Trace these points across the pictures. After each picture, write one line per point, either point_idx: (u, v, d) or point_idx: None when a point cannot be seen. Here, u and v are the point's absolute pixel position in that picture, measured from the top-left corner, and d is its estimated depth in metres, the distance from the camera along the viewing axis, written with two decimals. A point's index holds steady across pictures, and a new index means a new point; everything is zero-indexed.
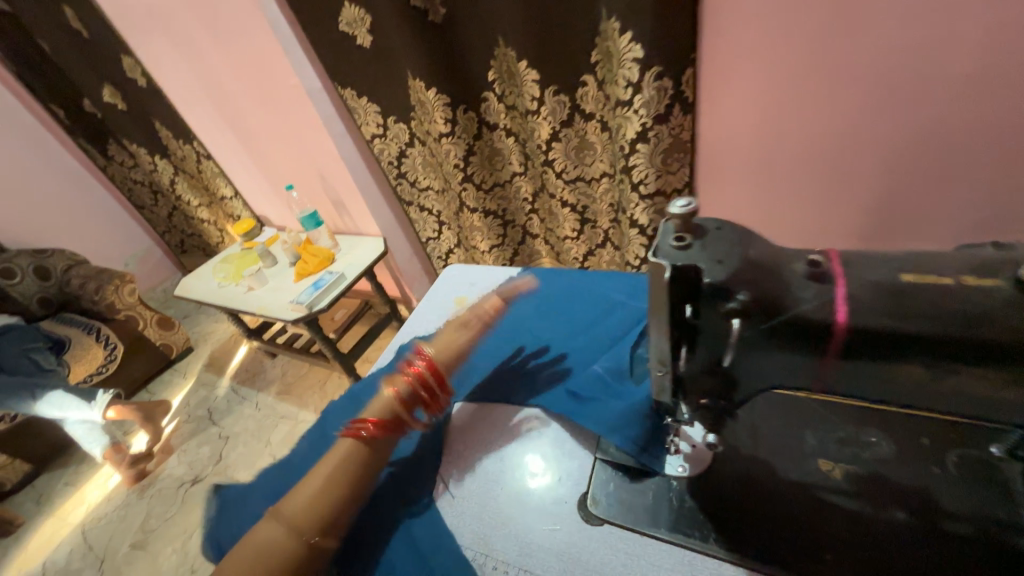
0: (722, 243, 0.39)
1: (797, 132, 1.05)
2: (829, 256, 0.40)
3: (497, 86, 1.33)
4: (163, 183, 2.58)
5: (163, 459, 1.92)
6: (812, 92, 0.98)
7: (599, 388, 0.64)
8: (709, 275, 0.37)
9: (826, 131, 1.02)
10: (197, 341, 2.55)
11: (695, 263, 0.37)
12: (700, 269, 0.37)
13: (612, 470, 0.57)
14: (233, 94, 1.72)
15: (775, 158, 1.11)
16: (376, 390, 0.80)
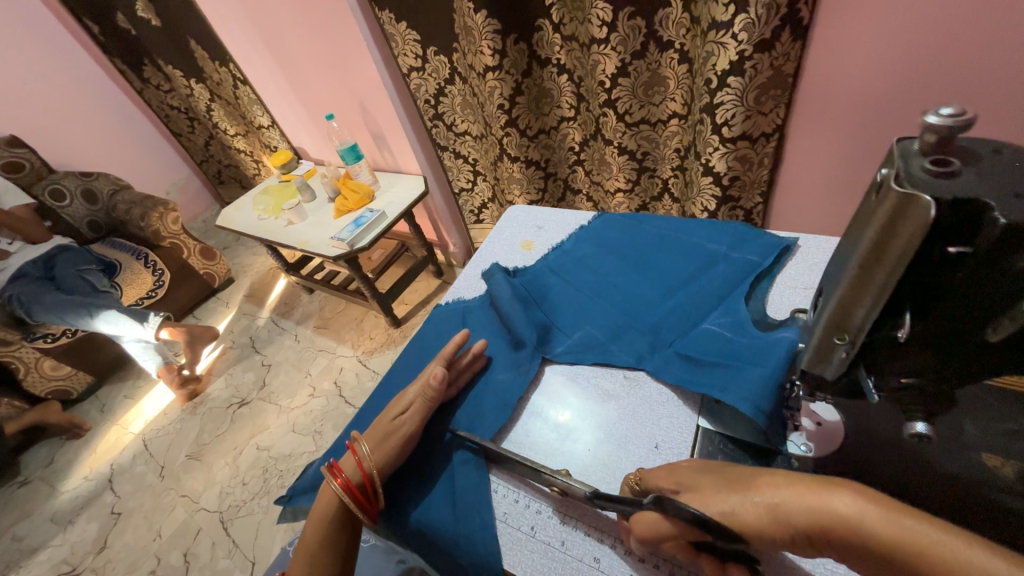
0: (1013, 170, 0.27)
1: (931, 75, 0.83)
2: None
3: (554, 12, 1.13)
4: (199, 109, 2.50)
5: (211, 381, 2.01)
6: (971, 18, 0.75)
7: (709, 353, 0.57)
8: (1004, 212, 0.26)
9: (979, 72, 0.79)
10: (237, 272, 2.59)
11: (971, 194, 0.26)
12: (979, 203, 0.26)
13: (719, 443, 0.52)
14: (270, 8, 1.58)
15: (897, 104, 0.89)
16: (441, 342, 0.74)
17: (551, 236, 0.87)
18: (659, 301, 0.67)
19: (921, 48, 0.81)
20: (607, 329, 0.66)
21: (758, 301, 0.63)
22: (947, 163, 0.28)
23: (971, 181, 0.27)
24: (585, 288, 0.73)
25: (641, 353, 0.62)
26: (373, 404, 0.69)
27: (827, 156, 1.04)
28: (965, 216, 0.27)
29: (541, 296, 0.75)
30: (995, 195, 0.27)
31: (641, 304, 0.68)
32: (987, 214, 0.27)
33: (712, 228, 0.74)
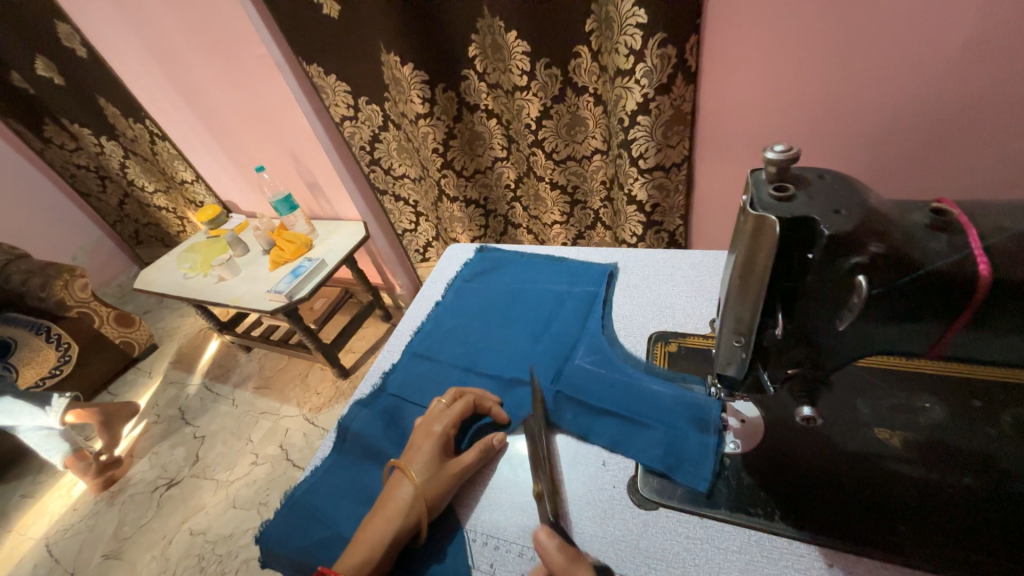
0: (835, 191, 0.33)
1: (798, 110, 0.97)
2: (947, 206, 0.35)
3: (477, 62, 1.21)
4: (111, 167, 2.35)
5: (133, 464, 1.79)
6: (823, 67, 0.90)
7: (602, 398, 0.59)
8: (828, 226, 0.32)
9: (834, 109, 0.94)
10: (161, 337, 2.38)
11: (806, 214, 0.33)
12: (813, 221, 0.32)
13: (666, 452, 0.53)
14: (190, 64, 1.55)
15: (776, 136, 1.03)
16: (349, 447, 0.63)
17: (409, 321, 0.82)
18: (534, 344, 0.68)
19: (788, 87, 0.95)
20: (495, 388, 0.64)
21: (610, 325, 0.69)
22: (785, 190, 0.34)
23: (804, 203, 0.33)
24: (464, 356, 0.70)
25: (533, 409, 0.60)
26: (308, 502, 0.58)
27: (728, 179, 1.18)
28: (804, 232, 0.33)
29: (420, 385, 0.68)
30: (822, 213, 0.33)
31: (517, 358, 0.67)
32: (817, 229, 0.33)
33: (547, 269, 0.81)
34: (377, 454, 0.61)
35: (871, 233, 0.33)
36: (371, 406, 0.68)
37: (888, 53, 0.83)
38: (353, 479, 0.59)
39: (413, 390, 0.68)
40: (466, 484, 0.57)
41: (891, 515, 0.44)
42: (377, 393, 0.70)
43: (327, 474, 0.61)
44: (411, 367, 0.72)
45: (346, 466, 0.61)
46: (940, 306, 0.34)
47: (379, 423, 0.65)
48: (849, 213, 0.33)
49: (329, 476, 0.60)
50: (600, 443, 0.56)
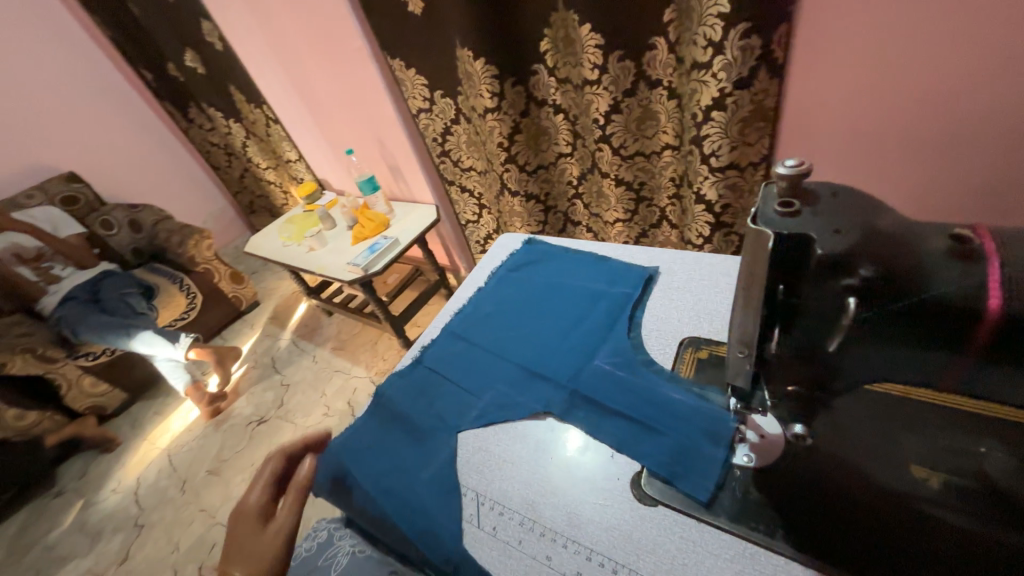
0: (841, 212, 0.34)
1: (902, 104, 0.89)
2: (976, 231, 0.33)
3: (549, 57, 1.22)
4: (235, 145, 2.73)
5: (234, 400, 2.12)
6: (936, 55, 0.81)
7: (615, 400, 0.60)
8: (821, 245, 0.33)
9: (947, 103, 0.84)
10: (263, 296, 2.76)
11: (802, 231, 0.34)
12: (807, 239, 0.33)
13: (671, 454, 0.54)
14: (300, 56, 1.75)
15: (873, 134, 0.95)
16: (383, 410, 0.71)
17: (452, 303, 0.89)
18: (560, 339, 0.71)
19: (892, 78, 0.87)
20: (518, 377, 0.68)
21: (638, 329, 0.69)
22: (792, 205, 0.35)
23: (806, 220, 0.34)
24: (496, 343, 0.75)
25: (550, 402, 0.63)
26: (345, 449, 0.67)
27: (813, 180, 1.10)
28: (798, 248, 0.34)
29: (452, 365, 0.75)
30: (820, 232, 0.33)
31: (542, 351, 0.70)
32: (812, 247, 0.34)
33: (586, 267, 0.83)
34: (406, 420, 0.69)
35: (864, 256, 0.32)
36: (408, 376, 0.75)
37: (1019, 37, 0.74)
38: (384, 438, 0.67)
39: (446, 368, 0.74)
40: (477, 455, 0.62)
41: (902, 552, 0.41)
42: (416, 365, 0.77)
43: (367, 428, 0.70)
44: (447, 346, 0.78)
45: (379, 426, 0.69)
46: (954, 336, 0.33)
47: (411, 393, 0.72)
48: (849, 233, 0.33)
49: (364, 432, 0.69)
50: (605, 443, 0.58)
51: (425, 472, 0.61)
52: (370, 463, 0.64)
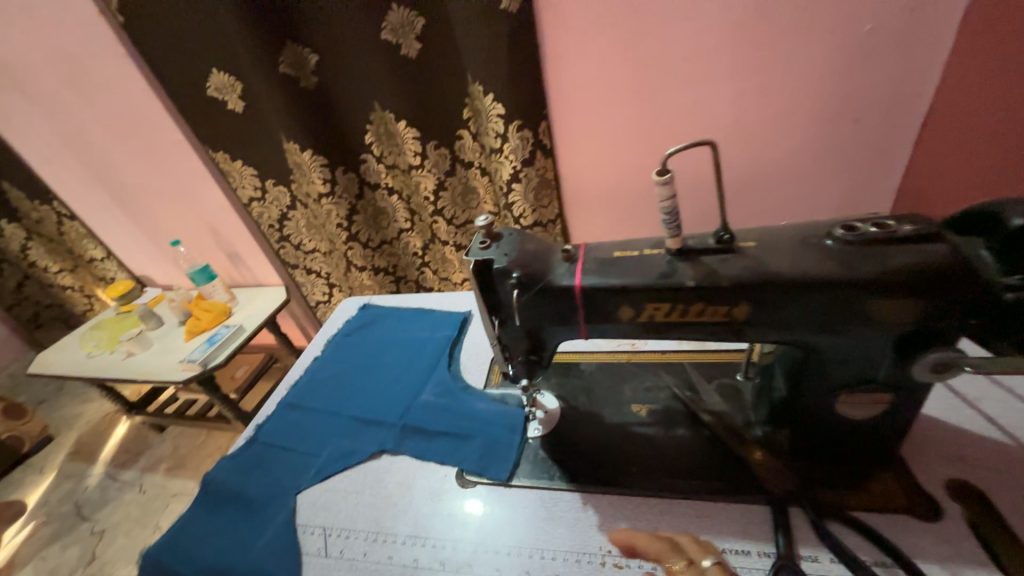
0: (508, 241, 0.54)
1: (630, 169, 1.29)
2: (577, 246, 0.56)
3: (374, 148, 1.43)
4: (10, 250, 2.27)
5: (14, 574, 1.62)
6: (638, 139, 1.23)
7: (437, 426, 0.72)
8: (497, 263, 0.53)
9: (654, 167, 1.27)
10: (59, 427, 2.21)
11: (488, 257, 0.53)
12: (490, 261, 0.53)
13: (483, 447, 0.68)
14: (103, 150, 1.65)
15: (623, 191, 1.34)
16: (214, 497, 0.70)
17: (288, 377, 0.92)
18: (391, 387, 0.82)
19: (619, 156, 1.27)
20: (356, 428, 0.76)
21: (456, 363, 0.84)
22: (485, 243, 0.54)
23: (492, 249, 0.54)
24: (334, 403, 0.82)
25: (383, 442, 0.72)
26: (172, 547, 0.65)
27: (598, 228, 1.44)
28: (489, 267, 0.53)
29: (290, 434, 0.78)
30: (497, 256, 0.53)
31: (376, 401, 0.80)
32: (491, 265, 0.53)
33: (412, 322, 0.97)
34: (241, 500, 0.69)
35: (515, 264, 0.52)
36: (241, 456, 0.76)
37: (674, 125, 1.19)
38: (218, 523, 0.67)
39: (285, 437, 0.78)
40: (319, 504, 0.67)
41: (624, 459, 0.61)
42: (249, 444, 0.78)
43: (206, 510, 0.69)
44: (284, 417, 0.81)
45: (211, 515, 0.68)
46: (573, 307, 0.53)
47: (245, 471, 0.73)
48: (507, 253, 0.53)
49: (193, 524, 0.67)
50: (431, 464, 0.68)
51: (271, 530, 0.64)
52: (205, 550, 0.64)
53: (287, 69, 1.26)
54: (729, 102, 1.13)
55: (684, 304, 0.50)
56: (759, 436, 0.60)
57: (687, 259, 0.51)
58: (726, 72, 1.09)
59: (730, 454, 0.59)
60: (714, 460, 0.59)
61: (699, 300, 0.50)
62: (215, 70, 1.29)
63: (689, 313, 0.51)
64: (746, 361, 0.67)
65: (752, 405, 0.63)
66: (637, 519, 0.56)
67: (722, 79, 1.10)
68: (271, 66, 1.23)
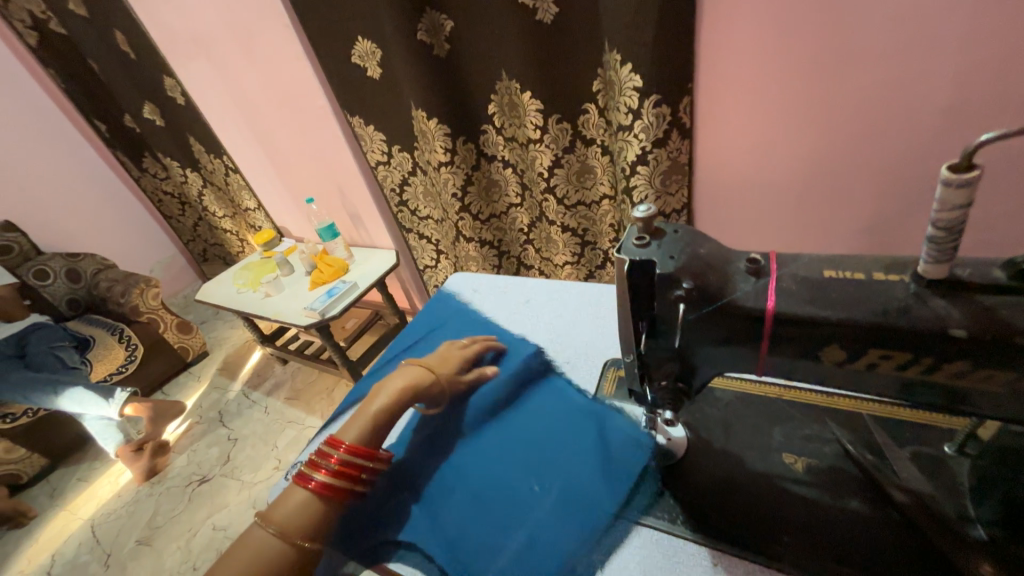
0: (674, 242, 0.45)
1: (792, 156, 1.06)
2: (767, 256, 0.45)
3: (495, 118, 1.38)
4: (191, 194, 2.72)
5: (173, 458, 1.99)
6: (809, 119, 1.00)
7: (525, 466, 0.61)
8: (661, 267, 0.44)
9: (825, 155, 1.03)
10: (212, 346, 2.65)
11: (649, 257, 0.45)
12: (653, 262, 0.45)
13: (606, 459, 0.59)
14: (263, 111, 1.85)
15: (778, 183, 1.11)
16: None
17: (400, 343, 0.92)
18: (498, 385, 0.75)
19: (780, 139, 1.05)
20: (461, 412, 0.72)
21: (567, 357, 0.77)
22: (644, 239, 0.46)
23: (653, 249, 0.45)
24: None
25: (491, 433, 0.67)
26: None
27: (733, 224, 1.23)
28: (649, 269, 0.45)
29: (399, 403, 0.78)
30: (661, 258, 0.45)
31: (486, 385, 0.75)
32: (654, 268, 0.45)
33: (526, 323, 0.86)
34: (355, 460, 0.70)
35: (685, 273, 0.44)
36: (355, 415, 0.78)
37: (865, 103, 0.94)
38: None
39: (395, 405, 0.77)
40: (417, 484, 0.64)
41: (769, 525, 0.49)
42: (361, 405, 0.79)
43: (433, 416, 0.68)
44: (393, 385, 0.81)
45: None
46: (755, 331, 0.44)
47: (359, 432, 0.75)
48: (677, 258, 0.44)
49: None
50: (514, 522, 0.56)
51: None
52: None
53: (423, 37, 1.26)
54: (948, 79, 0.86)
55: (935, 356, 0.38)
56: (982, 539, 0.43)
57: (942, 294, 0.37)
58: (957, 35, 0.82)
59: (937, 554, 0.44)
60: (904, 558, 0.44)
61: (956, 355, 0.37)
62: (361, 37, 1.34)
63: (936, 368, 0.39)
64: (967, 431, 0.50)
65: (970, 492, 0.46)
66: None
67: (951, 47, 0.83)
68: (409, 33, 1.24)
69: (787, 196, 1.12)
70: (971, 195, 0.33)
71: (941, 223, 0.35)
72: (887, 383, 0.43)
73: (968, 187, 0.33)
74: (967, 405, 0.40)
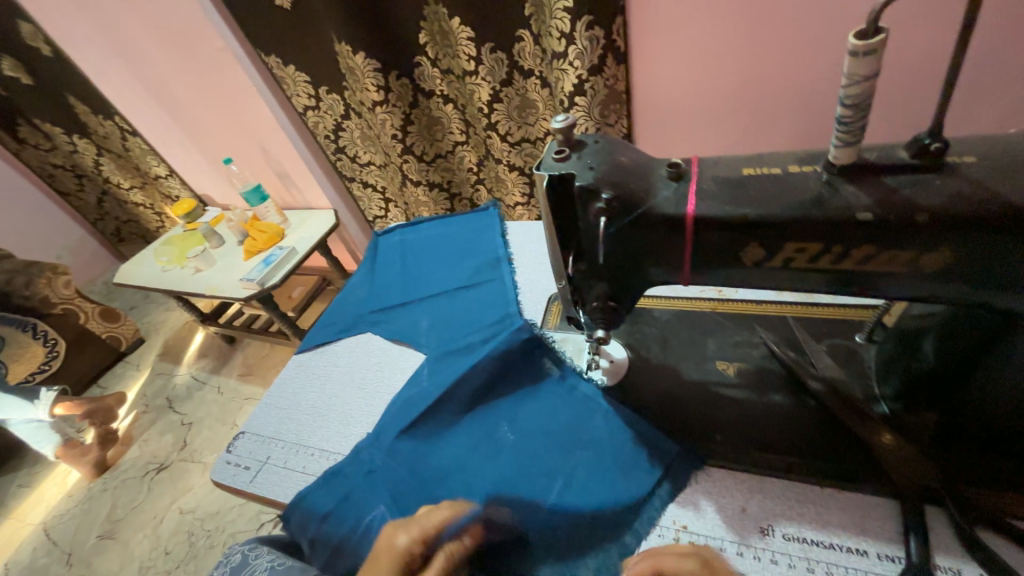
0: (593, 152, 0.44)
1: (726, 73, 1.04)
2: (688, 161, 0.44)
3: (429, 49, 1.26)
4: (86, 165, 2.38)
5: (124, 450, 1.88)
6: (742, 33, 0.98)
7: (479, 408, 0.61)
8: (581, 179, 0.43)
9: (758, 71, 1.02)
10: (147, 331, 2.45)
11: (569, 171, 0.43)
12: (572, 175, 0.43)
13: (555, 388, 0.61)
14: (151, 58, 1.59)
15: (715, 104, 1.10)
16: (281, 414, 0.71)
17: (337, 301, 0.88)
18: (448, 332, 0.74)
19: (716, 56, 1.02)
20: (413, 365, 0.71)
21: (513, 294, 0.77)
22: (563, 153, 0.44)
23: (572, 163, 0.44)
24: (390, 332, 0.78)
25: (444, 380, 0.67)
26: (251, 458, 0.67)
27: (674, 148, 1.22)
28: (569, 183, 0.43)
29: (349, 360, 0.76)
30: (581, 170, 0.43)
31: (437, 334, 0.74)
32: (574, 182, 0.43)
33: (469, 273, 0.83)
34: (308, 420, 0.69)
35: (605, 183, 0.42)
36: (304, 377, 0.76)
37: (794, 12, 0.92)
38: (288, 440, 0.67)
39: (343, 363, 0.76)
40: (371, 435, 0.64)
41: (700, 426, 0.52)
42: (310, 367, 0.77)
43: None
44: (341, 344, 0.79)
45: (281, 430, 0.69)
46: (678, 240, 0.44)
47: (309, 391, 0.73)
48: (596, 167, 0.43)
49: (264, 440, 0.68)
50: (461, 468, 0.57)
51: (314, 464, 0.63)
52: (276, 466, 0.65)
53: None
54: None
55: (845, 245, 0.39)
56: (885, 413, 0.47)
57: (852, 184, 0.38)
58: None
59: (843, 430, 0.48)
60: (818, 438, 0.49)
61: (866, 242, 0.39)
62: None
63: (848, 258, 0.40)
64: (875, 320, 0.54)
65: (875, 373, 0.51)
66: (721, 497, 0.49)
67: None
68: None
69: (725, 116, 1.12)
70: (876, 64, 0.32)
71: (848, 99, 0.34)
72: (808, 279, 0.44)
73: (873, 55, 0.32)
74: (874, 291, 0.43)
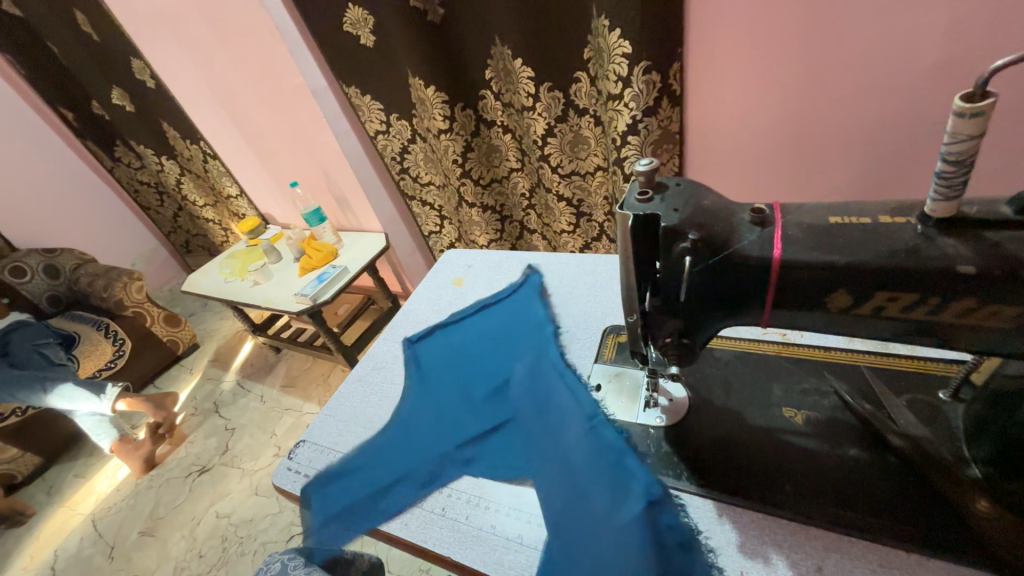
0: (677, 195, 0.45)
1: (784, 117, 1.05)
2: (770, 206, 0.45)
3: (492, 84, 1.34)
4: (169, 183, 2.63)
5: (172, 450, 1.98)
6: (801, 79, 0.98)
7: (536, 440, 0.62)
8: (666, 220, 0.44)
9: (818, 116, 1.02)
10: (202, 338, 2.61)
11: (654, 210, 0.45)
12: (658, 216, 0.45)
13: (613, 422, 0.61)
14: (239, 92, 1.77)
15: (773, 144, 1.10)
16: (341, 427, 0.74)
17: (367, 371, 0.83)
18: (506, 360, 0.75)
19: (774, 100, 1.03)
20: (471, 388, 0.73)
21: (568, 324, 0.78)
22: (646, 194, 0.46)
23: (655, 204, 0.46)
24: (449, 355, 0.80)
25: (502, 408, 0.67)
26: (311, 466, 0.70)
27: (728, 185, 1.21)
28: (654, 223, 0.45)
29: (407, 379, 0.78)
30: (665, 212, 0.45)
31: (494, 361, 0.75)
32: (658, 222, 0.45)
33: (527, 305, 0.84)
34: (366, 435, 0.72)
35: (689, 225, 0.44)
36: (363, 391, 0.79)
37: (858, 60, 0.92)
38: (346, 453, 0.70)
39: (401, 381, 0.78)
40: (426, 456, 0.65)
41: (768, 475, 0.51)
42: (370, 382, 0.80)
43: None
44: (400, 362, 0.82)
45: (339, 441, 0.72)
46: (759, 281, 0.44)
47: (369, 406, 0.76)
48: (681, 210, 0.44)
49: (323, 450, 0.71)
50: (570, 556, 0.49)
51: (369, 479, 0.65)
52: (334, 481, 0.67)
53: (416, 2, 1.22)
54: (940, 34, 0.84)
55: (943, 295, 0.39)
56: (978, 478, 0.44)
57: (944, 238, 0.38)
58: None
59: (931, 491, 0.46)
60: (902, 500, 0.46)
61: (963, 293, 0.38)
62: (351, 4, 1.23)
63: (941, 307, 0.39)
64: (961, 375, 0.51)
65: (965, 435, 0.48)
66: (794, 552, 0.46)
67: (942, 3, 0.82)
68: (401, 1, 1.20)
69: (785, 157, 1.11)
70: (982, 126, 0.32)
71: (949, 156, 0.35)
72: (891, 327, 0.43)
73: (980, 117, 0.32)
74: (968, 343, 0.41)
